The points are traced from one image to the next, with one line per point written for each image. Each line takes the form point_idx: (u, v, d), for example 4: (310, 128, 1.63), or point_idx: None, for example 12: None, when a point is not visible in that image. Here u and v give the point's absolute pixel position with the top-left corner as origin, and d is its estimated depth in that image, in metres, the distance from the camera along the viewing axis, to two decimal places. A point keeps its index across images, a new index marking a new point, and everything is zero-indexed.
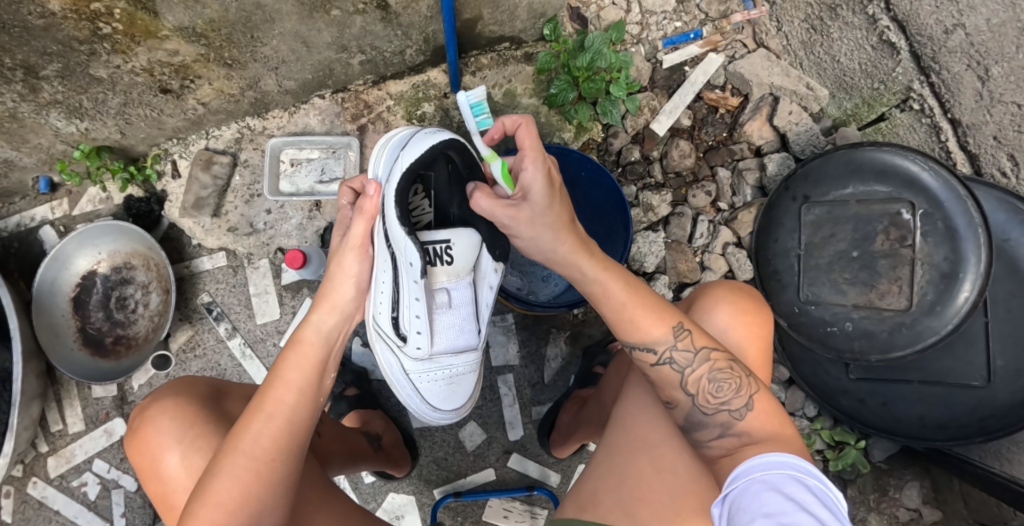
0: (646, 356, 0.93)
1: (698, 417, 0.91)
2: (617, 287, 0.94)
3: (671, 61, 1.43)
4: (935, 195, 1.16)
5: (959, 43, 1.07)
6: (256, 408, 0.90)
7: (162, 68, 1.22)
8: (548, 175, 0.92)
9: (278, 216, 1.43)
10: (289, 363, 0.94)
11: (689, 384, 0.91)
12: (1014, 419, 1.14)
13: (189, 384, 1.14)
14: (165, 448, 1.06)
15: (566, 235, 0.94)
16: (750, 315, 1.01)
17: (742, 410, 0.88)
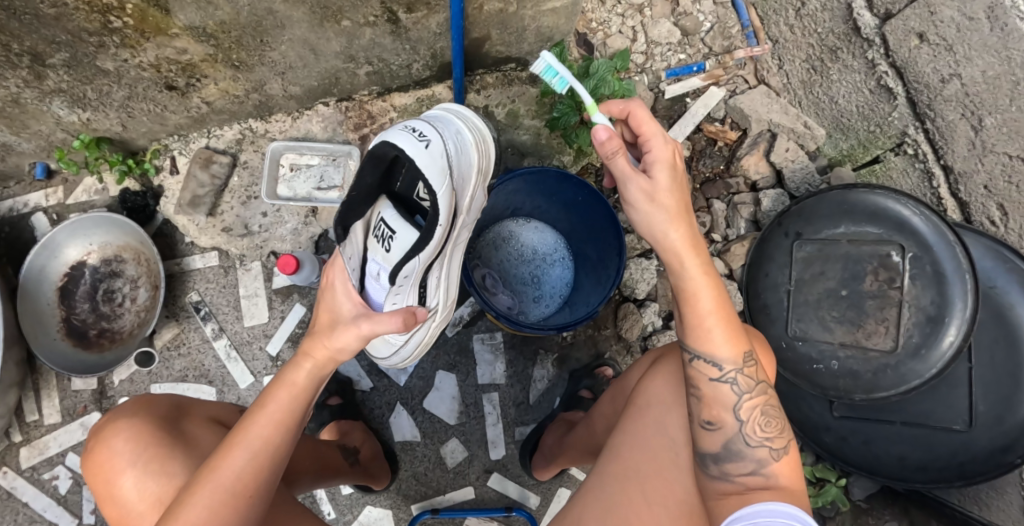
0: (709, 368, 0.91)
1: (734, 448, 0.89)
2: (709, 299, 0.91)
3: (673, 91, 1.45)
4: (924, 239, 1.17)
5: (954, 92, 1.10)
6: (238, 438, 0.92)
7: (170, 65, 1.23)
8: (672, 158, 0.91)
9: (274, 220, 1.43)
10: (274, 401, 0.95)
11: (742, 408, 0.90)
12: (992, 465, 1.15)
13: (148, 401, 1.09)
14: (120, 471, 1.01)
15: (682, 228, 0.90)
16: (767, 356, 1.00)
17: (780, 452, 0.89)
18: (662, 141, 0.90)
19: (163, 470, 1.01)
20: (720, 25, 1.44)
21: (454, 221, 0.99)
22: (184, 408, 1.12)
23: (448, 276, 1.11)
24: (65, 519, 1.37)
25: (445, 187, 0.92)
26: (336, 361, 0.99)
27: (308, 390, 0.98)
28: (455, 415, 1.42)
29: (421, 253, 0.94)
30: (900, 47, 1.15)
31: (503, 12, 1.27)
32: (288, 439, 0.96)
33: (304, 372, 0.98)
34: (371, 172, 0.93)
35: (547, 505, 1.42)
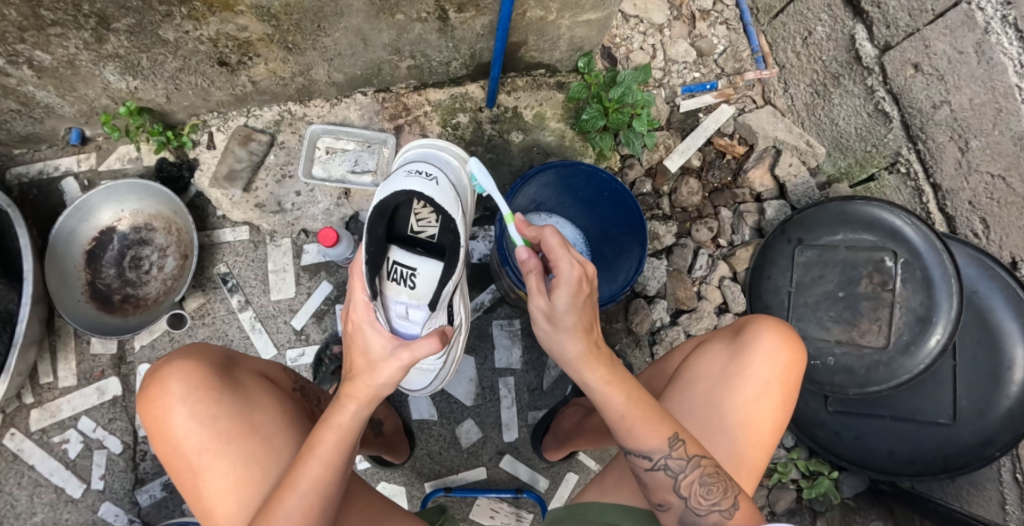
0: (640, 461, 0.93)
1: (692, 520, 0.92)
2: (620, 399, 0.91)
3: (688, 106, 1.57)
4: (915, 247, 1.29)
5: (945, 117, 1.24)
6: (288, 486, 0.87)
7: (227, 41, 1.28)
8: (579, 283, 0.88)
9: (307, 199, 1.49)
10: (321, 444, 0.89)
11: (682, 488, 0.92)
12: (974, 456, 1.26)
13: (203, 350, 1.14)
14: (171, 409, 1.06)
15: (582, 338, 0.90)
16: (793, 344, 1.06)
17: (730, 511, 0.91)
18: (567, 266, 0.88)
19: (213, 412, 1.06)
20: (731, 49, 1.59)
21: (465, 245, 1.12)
22: (231, 360, 1.16)
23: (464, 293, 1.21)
24: (71, 484, 1.36)
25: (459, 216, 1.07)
26: (379, 398, 0.91)
27: (354, 429, 0.90)
28: (471, 397, 1.48)
29: (451, 276, 1.04)
30: (897, 76, 1.30)
31: (543, 20, 1.37)
32: (340, 478, 0.90)
33: (349, 412, 0.90)
34: (380, 222, 1.03)
35: (556, 489, 1.47)
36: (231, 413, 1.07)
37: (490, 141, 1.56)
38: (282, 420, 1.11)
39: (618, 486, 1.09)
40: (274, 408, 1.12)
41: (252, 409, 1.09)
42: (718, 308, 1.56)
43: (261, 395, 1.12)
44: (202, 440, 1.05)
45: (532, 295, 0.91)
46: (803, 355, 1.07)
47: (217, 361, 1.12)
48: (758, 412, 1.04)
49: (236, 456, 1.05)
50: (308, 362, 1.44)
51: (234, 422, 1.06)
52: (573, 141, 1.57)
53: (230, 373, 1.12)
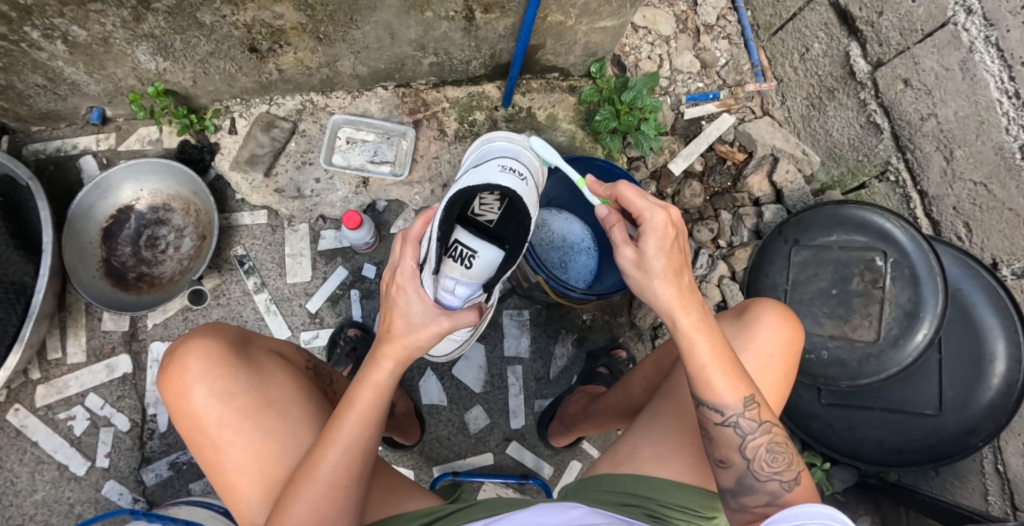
0: (713, 415, 0.99)
1: (748, 481, 0.98)
2: (706, 348, 0.97)
3: (692, 114, 1.66)
4: (903, 247, 1.38)
5: (931, 129, 1.35)
6: (328, 441, 0.94)
7: (261, 28, 1.32)
8: (664, 230, 0.96)
9: (326, 186, 1.52)
10: (357, 404, 0.96)
11: (746, 449, 0.98)
12: (959, 446, 1.34)
13: (217, 330, 1.13)
14: (191, 387, 1.05)
15: (673, 284, 0.96)
16: (791, 323, 1.13)
17: (791, 482, 0.98)
18: (651, 212, 0.96)
19: (233, 389, 1.05)
20: (733, 62, 1.69)
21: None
22: (247, 338, 1.15)
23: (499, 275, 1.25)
24: (75, 461, 1.38)
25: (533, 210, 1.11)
26: (411, 356, 0.98)
27: (388, 387, 0.97)
28: (480, 384, 1.51)
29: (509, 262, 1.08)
30: (888, 90, 1.41)
31: (562, 24, 1.44)
32: (375, 435, 0.97)
33: (383, 371, 0.97)
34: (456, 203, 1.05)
35: (560, 477, 1.51)
36: (249, 389, 1.06)
37: None
38: (299, 396, 1.11)
39: (630, 456, 1.10)
40: (290, 385, 1.11)
41: (270, 386, 1.08)
42: (717, 305, 1.64)
43: (277, 372, 1.12)
44: (223, 417, 1.04)
45: (620, 247, 0.98)
46: (801, 334, 1.14)
47: (233, 340, 1.11)
48: (762, 383, 1.10)
49: (256, 433, 1.04)
50: (321, 344, 1.47)
51: (254, 397, 1.06)
52: (583, 142, 1.64)
53: (246, 351, 1.11)
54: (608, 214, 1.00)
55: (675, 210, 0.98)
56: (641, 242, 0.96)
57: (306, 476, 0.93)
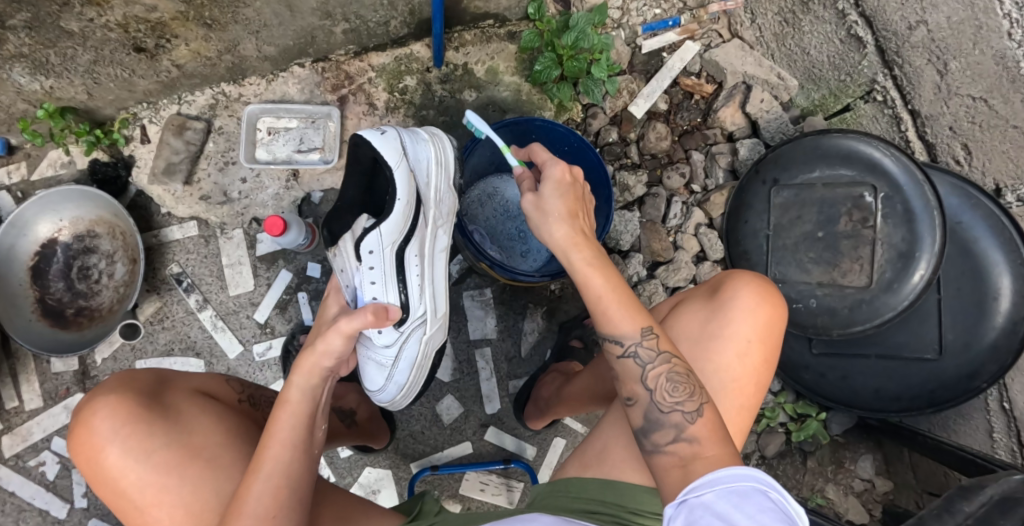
0: (613, 347, 0.93)
1: (654, 416, 0.89)
2: (601, 283, 0.94)
3: (650, 46, 1.51)
4: (894, 179, 1.24)
5: (921, 39, 1.18)
6: (252, 472, 0.84)
7: (138, 25, 1.17)
8: (566, 180, 1.00)
9: (253, 186, 1.40)
10: (276, 427, 0.88)
11: (647, 378, 0.90)
12: (961, 389, 1.26)
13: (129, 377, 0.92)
14: (102, 449, 0.85)
15: (566, 223, 0.97)
16: (772, 300, 1.01)
17: (695, 413, 0.87)
18: (552, 163, 1.01)
19: (150, 445, 0.85)
20: None
21: (420, 211, 1.09)
22: (166, 377, 0.94)
23: (429, 274, 1.12)
24: (55, 504, 1.36)
25: (402, 170, 1.04)
26: (321, 368, 0.94)
27: (306, 405, 0.92)
28: (449, 373, 1.42)
29: (383, 224, 1.03)
30: None
31: None
32: (303, 460, 0.89)
33: (296, 386, 0.92)
34: (354, 185, 1.05)
35: (544, 456, 1.44)
36: (171, 442, 0.86)
37: (441, 102, 1.46)
38: (233, 437, 0.91)
39: (599, 459, 0.99)
40: (220, 426, 0.90)
41: (196, 434, 0.88)
42: (696, 256, 1.51)
43: (205, 414, 0.91)
44: (145, 479, 0.85)
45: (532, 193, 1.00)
46: (782, 311, 1.02)
47: (147, 386, 0.90)
48: (739, 375, 0.98)
49: (185, 489, 0.85)
50: (277, 354, 1.39)
51: (176, 451, 0.85)
52: (530, 95, 1.48)
53: (162, 395, 0.90)
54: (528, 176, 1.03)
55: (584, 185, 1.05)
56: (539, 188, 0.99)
57: (234, 515, 0.82)
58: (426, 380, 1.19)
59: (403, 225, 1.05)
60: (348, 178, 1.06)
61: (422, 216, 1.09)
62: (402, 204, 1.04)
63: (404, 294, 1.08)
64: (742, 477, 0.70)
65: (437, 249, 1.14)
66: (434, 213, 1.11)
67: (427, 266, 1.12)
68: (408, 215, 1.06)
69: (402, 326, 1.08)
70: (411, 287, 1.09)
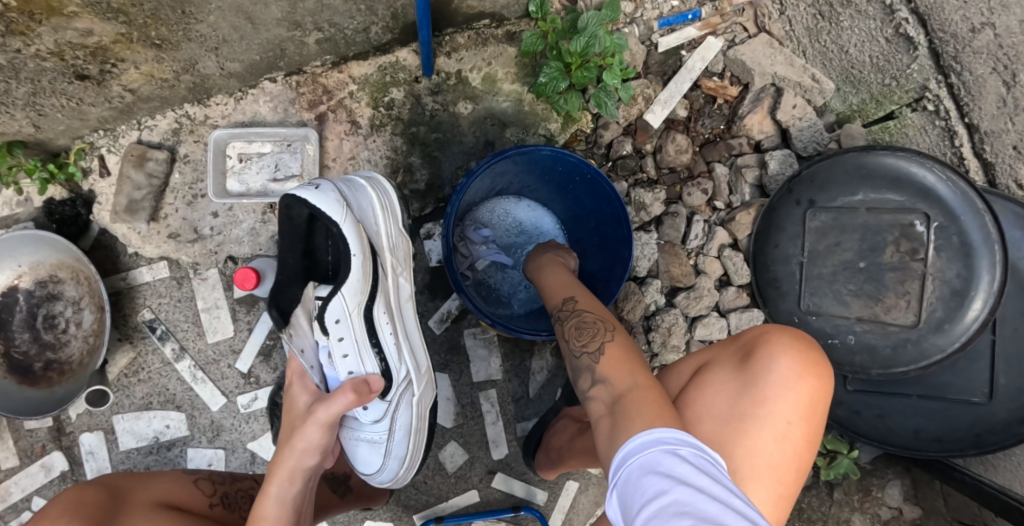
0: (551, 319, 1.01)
1: (576, 364, 0.92)
2: (561, 273, 1.08)
3: (667, 44, 1.35)
4: (950, 207, 1.10)
5: (986, 43, 1.04)
6: None
7: (75, 51, 1.00)
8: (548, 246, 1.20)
9: (227, 220, 1.25)
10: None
11: (565, 330, 0.96)
12: (1009, 435, 1.13)
13: (76, 503, 0.82)
14: None
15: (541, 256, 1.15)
16: (814, 370, 0.89)
17: (597, 352, 0.89)
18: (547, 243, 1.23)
19: None
20: None
21: (378, 261, 1.01)
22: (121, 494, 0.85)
23: (404, 331, 1.04)
24: None
25: (350, 224, 0.94)
26: (303, 467, 0.88)
27: (285, 516, 0.86)
28: (451, 418, 1.30)
29: (343, 288, 0.95)
30: None
31: None
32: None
33: (273, 496, 0.87)
34: (292, 253, 0.96)
35: (556, 501, 1.34)
36: None
37: (433, 116, 1.29)
38: None
39: None
40: None
41: None
42: (719, 280, 1.37)
43: None
44: None
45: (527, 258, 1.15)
46: (827, 382, 0.90)
47: (100, 514, 0.80)
48: (779, 461, 0.87)
49: None
50: (263, 405, 1.28)
51: None
52: (533, 105, 1.31)
53: (115, 519, 0.80)
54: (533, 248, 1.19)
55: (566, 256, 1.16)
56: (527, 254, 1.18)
57: None
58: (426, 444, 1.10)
59: (365, 283, 0.97)
60: (284, 245, 0.96)
61: (382, 267, 1.02)
62: (358, 261, 0.95)
63: (382, 359, 1.00)
64: (658, 437, 0.71)
65: (403, 299, 1.06)
66: (392, 259, 1.04)
67: (399, 322, 1.04)
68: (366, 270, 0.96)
69: (387, 396, 1.00)
70: (388, 350, 1.00)
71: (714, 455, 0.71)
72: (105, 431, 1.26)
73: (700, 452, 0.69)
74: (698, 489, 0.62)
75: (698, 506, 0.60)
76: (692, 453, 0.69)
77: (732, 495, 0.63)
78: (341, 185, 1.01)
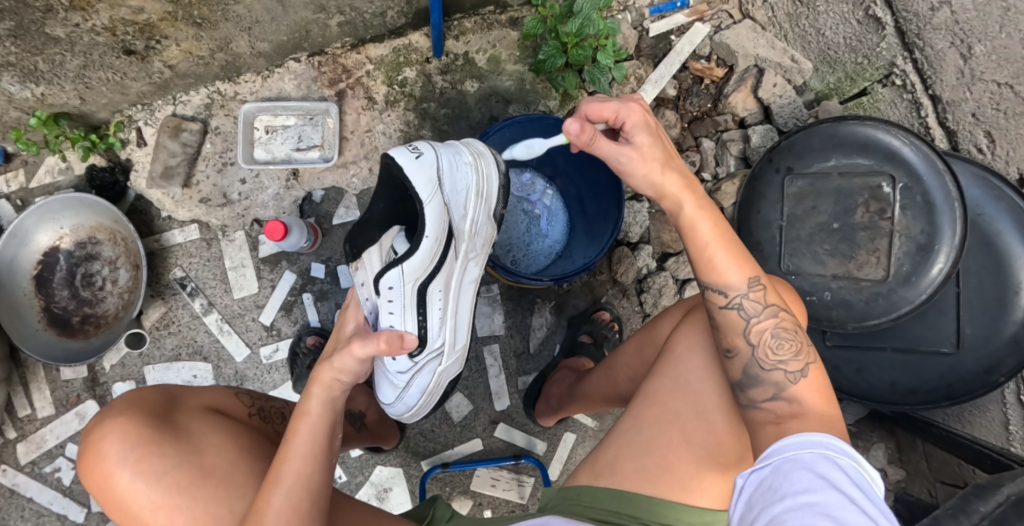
0: (716, 297, 0.90)
1: (755, 371, 0.88)
2: (709, 226, 0.90)
3: (657, 29, 1.47)
4: (914, 168, 1.21)
5: (944, 20, 1.15)
6: (270, 483, 0.83)
7: (125, 27, 1.13)
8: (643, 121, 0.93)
9: (253, 186, 1.37)
10: (295, 438, 0.87)
11: (752, 333, 0.89)
12: (977, 383, 1.22)
13: (139, 395, 0.94)
14: (113, 472, 0.86)
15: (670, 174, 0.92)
16: (795, 308, 0.99)
17: (797, 373, 0.87)
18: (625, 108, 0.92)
19: (160, 468, 0.86)
20: None
21: (452, 245, 1.04)
22: (176, 396, 0.96)
23: (453, 307, 1.09)
24: (72, 509, 1.37)
25: (433, 208, 0.98)
26: (342, 381, 0.91)
27: (327, 416, 0.90)
28: None
29: (406, 262, 0.99)
30: None
31: None
32: (324, 469, 0.88)
33: (316, 397, 0.90)
34: (385, 199, 1.02)
35: (555, 451, 1.43)
36: (180, 464, 0.86)
37: (443, 94, 1.41)
38: (243, 453, 0.91)
39: (612, 468, 0.96)
40: (232, 444, 0.91)
41: (207, 453, 0.88)
42: None
43: (216, 432, 0.91)
44: (157, 500, 0.85)
45: (636, 127, 0.92)
46: (803, 317, 1.01)
47: (157, 407, 0.92)
48: None
49: (202, 508, 0.85)
50: (284, 357, 1.39)
51: (186, 471, 0.86)
52: (533, 84, 1.43)
53: (170, 415, 0.91)
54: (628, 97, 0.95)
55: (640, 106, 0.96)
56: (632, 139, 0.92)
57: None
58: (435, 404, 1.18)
59: (429, 264, 1.01)
60: (380, 190, 1.02)
61: (454, 248, 1.04)
62: (429, 242, 0.99)
63: (422, 325, 1.05)
64: (821, 443, 0.74)
65: (467, 280, 1.10)
66: (467, 247, 1.05)
67: (450, 299, 1.08)
68: (436, 253, 1.01)
69: (416, 357, 1.07)
70: (431, 323, 1.06)
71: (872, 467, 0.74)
72: (136, 380, 1.38)
73: (856, 460, 0.73)
74: (846, 499, 0.67)
75: (838, 512, 0.65)
76: (849, 465, 0.72)
77: (881, 512, 0.67)
78: (443, 152, 1.02)
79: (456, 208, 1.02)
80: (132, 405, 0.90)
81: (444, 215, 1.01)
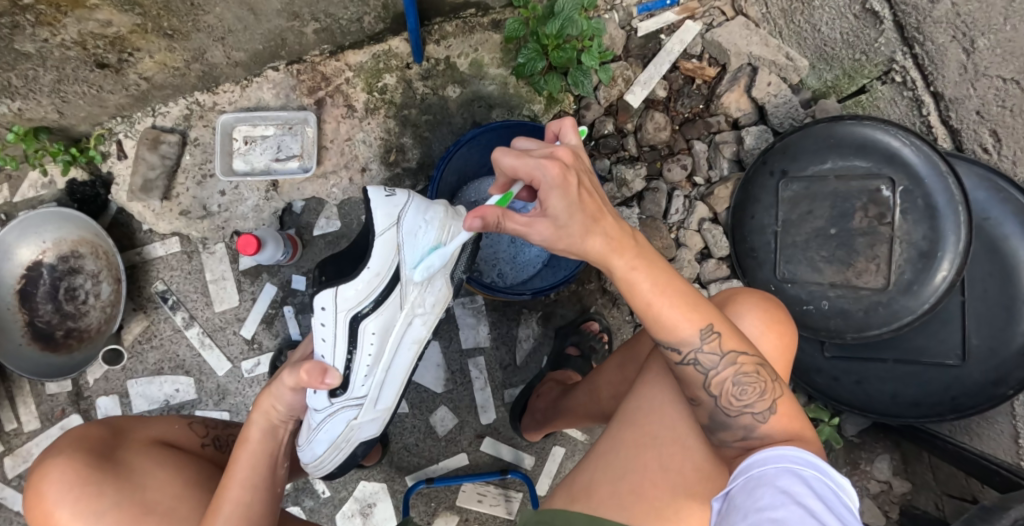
0: (671, 354, 0.86)
1: (721, 418, 0.85)
2: (647, 285, 0.83)
3: (646, 28, 1.42)
4: (915, 170, 1.14)
5: (945, 13, 1.07)
6: (210, 514, 0.87)
7: (96, 41, 1.11)
8: (562, 180, 0.80)
9: (233, 198, 1.36)
10: (236, 466, 0.92)
11: (712, 384, 0.85)
12: (985, 397, 1.15)
13: (83, 430, 0.98)
14: (56, 510, 0.91)
15: (599, 234, 0.82)
16: (781, 325, 0.94)
17: (766, 413, 0.84)
18: (539, 169, 0.81)
19: (100, 506, 0.90)
20: None
21: (398, 293, 1.02)
22: (123, 430, 1.00)
23: (387, 364, 1.05)
24: None
25: (381, 237, 0.99)
26: (278, 410, 0.97)
27: (266, 444, 0.96)
28: (441, 383, 1.37)
29: (343, 285, 0.99)
30: None
31: None
32: (265, 497, 0.92)
33: (255, 425, 0.96)
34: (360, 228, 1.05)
35: (542, 465, 1.39)
36: (120, 501, 0.90)
37: (424, 100, 1.38)
38: (184, 487, 0.95)
39: (587, 493, 0.89)
40: (175, 479, 0.95)
41: (148, 490, 0.92)
42: (700, 253, 1.43)
43: (156, 466, 0.95)
44: None
45: (548, 190, 0.80)
46: (791, 339, 0.95)
47: (101, 443, 0.96)
48: None
49: None
50: (266, 371, 1.37)
51: (127, 508, 0.90)
52: (517, 88, 1.39)
53: (114, 451, 0.95)
54: (551, 149, 0.83)
55: (561, 154, 0.83)
56: (545, 205, 0.82)
57: None
58: (344, 465, 1.07)
59: (367, 298, 1.00)
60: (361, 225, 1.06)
61: (400, 294, 1.02)
62: (368, 274, 0.99)
63: (348, 363, 1.02)
64: (786, 455, 0.72)
65: (410, 339, 1.06)
66: (414, 298, 1.03)
67: (383, 357, 1.04)
68: (375, 287, 1.00)
69: (333, 397, 1.00)
70: (358, 367, 1.02)
71: (847, 479, 0.69)
72: (120, 394, 1.37)
73: (825, 474, 0.68)
74: (808, 513, 0.62)
75: None
76: (815, 475, 0.68)
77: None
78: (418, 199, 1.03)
79: (411, 257, 1.01)
80: (74, 443, 0.94)
81: (394, 254, 1.00)
